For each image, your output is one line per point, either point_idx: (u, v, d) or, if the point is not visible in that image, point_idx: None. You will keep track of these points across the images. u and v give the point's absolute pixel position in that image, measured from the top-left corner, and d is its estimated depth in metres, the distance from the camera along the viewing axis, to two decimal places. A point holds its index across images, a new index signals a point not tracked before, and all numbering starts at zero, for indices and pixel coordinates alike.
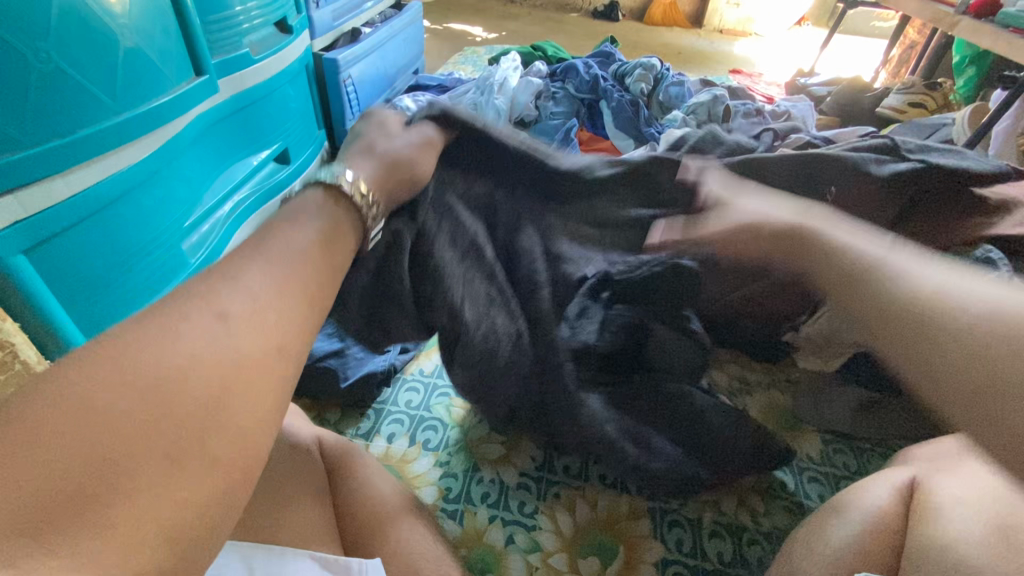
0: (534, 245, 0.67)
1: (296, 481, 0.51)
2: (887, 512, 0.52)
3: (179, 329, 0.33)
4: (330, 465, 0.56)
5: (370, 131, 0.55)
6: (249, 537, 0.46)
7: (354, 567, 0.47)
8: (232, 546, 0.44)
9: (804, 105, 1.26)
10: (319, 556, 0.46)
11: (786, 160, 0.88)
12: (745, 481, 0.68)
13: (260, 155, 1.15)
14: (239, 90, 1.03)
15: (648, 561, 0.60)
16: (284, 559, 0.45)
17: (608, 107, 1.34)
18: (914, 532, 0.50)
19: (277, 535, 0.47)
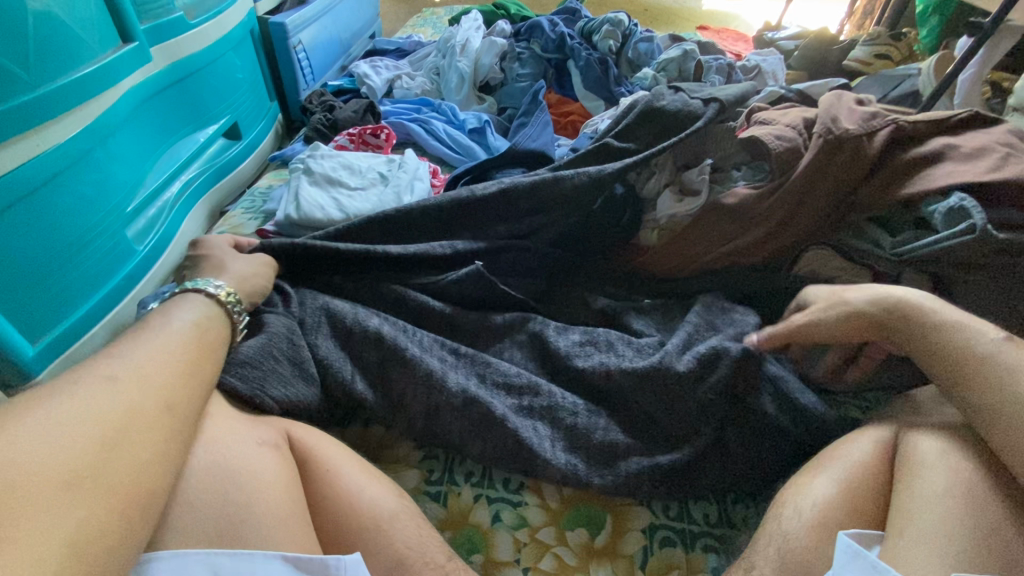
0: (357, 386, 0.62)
1: (265, 475, 0.48)
2: (869, 463, 0.52)
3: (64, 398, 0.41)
4: (300, 461, 0.52)
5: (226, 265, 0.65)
6: (213, 543, 0.44)
7: (329, 563, 0.45)
8: (186, 550, 0.43)
9: (773, 58, 1.23)
10: (291, 556, 0.44)
11: (759, 115, 0.86)
12: None
13: (207, 131, 1.07)
14: (176, 58, 0.95)
15: (635, 527, 0.60)
16: (251, 562, 0.43)
17: (576, 67, 1.28)
18: (893, 480, 0.51)
19: (245, 537, 0.45)
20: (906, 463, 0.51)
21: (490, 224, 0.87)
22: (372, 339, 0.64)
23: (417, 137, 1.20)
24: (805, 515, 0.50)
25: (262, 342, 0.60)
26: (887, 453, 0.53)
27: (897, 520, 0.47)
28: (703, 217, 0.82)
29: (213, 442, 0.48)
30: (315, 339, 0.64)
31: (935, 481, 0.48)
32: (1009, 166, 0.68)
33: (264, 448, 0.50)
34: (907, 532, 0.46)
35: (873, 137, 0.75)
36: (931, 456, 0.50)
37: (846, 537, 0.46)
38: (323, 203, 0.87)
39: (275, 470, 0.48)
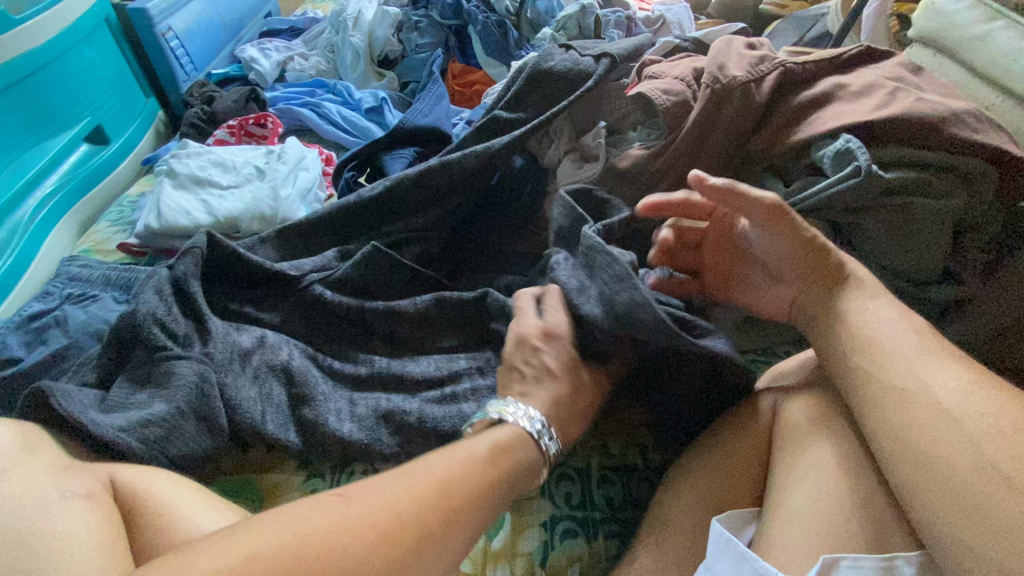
0: (252, 406, 0.57)
1: (76, 530, 0.42)
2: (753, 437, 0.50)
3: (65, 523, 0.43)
4: (128, 505, 0.46)
5: (146, 321, 0.58)
6: None
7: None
8: None
9: (678, 7, 1.18)
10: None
11: (650, 69, 0.81)
12: (633, 416, 0.66)
13: (60, 138, 0.96)
14: (3, 59, 0.85)
15: (534, 523, 0.57)
16: None
17: (475, 32, 1.20)
18: (776, 459, 0.48)
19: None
20: (784, 431, 0.50)
21: (372, 215, 0.79)
22: (280, 373, 0.60)
23: (309, 123, 1.11)
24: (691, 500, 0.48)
25: (147, 412, 0.52)
26: (767, 421, 0.52)
27: (772, 502, 0.45)
28: (601, 183, 0.78)
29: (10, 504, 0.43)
30: (225, 378, 0.57)
31: (808, 450, 0.47)
32: (896, 101, 0.66)
33: (75, 504, 0.44)
34: (787, 504, 0.44)
35: (761, 83, 0.72)
36: (811, 426, 0.48)
37: (719, 526, 0.43)
38: (189, 208, 0.79)
39: (87, 524, 0.43)
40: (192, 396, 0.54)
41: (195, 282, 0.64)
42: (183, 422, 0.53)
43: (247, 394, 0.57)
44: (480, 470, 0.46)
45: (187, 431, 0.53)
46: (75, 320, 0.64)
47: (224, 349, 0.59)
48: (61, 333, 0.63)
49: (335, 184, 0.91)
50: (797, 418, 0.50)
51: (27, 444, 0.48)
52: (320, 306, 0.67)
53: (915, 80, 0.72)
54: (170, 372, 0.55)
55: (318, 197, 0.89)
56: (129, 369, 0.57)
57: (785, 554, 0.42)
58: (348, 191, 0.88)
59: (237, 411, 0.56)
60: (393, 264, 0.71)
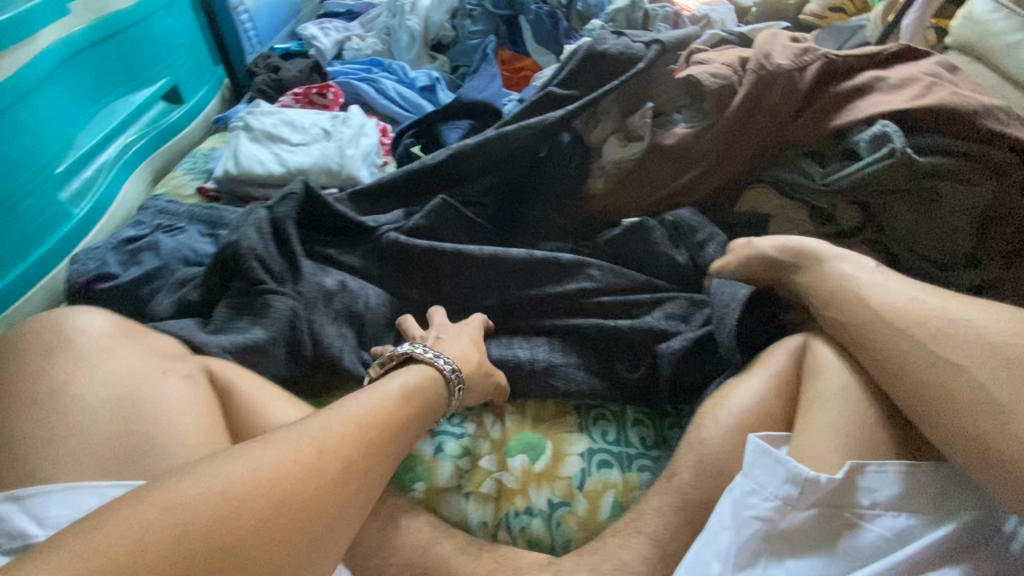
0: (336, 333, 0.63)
1: (184, 410, 0.48)
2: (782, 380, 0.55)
3: (168, 404, 0.48)
4: (221, 394, 0.53)
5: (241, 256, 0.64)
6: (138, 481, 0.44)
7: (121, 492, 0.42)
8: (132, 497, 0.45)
9: (722, 8, 1.23)
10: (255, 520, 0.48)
11: (697, 57, 0.87)
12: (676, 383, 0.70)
13: (143, 92, 1.03)
14: (102, 14, 0.93)
15: (574, 453, 0.62)
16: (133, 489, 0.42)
17: (526, 21, 1.27)
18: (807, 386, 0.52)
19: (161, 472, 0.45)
20: (811, 366, 0.53)
21: (432, 178, 0.85)
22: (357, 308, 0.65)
23: (366, 96, 1.18)
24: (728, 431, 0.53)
25: (248, 336, 0.59)
26: (794, 361, 0.56)
27: (802, 421, 0.50)
28: (646, 160, 0.83)
29: (113, 375, 0.49)
30: (313, 316, 0.63)
31: (838, 378, 0.51)
32: (931, 94, 0.71)
33: (178, 384, 0.50)
34: (819, 420, 0.49)
35: (804, 72, 0.77)
36: (836, 359, 0.52)
37: (755, 438, 0.47)
38: (264, 158, 0.86)
39: (184, 399, 0.49)
40: (285, 328, 0.61)
41: (291, 224, 0.69)
42: (274, 348, 0.60)
43: (329, 330, 0.63)
44: (393, 409, 0.50)
45: (280, 356, 0.60)
46: (166, 245, 0.71)
47: (311, 289, 0.65)
48: (153, 257, 0.70)
49: (394, 151, 0.98)
50: (823, 352, 0.54)
51: (127, 333, 0.53)
52: (395, 252, 0.72)
53: (951, 77, 0.76)
54: (266, 304, 0.62)
55: (376, 162, 0.96)
56: (228, 297, 0.63)
57: (814, 459, 0.47)
58: (406, 158, 0.95)
59: (320, 341, 0.62)
60: (457, 217, 0.78)
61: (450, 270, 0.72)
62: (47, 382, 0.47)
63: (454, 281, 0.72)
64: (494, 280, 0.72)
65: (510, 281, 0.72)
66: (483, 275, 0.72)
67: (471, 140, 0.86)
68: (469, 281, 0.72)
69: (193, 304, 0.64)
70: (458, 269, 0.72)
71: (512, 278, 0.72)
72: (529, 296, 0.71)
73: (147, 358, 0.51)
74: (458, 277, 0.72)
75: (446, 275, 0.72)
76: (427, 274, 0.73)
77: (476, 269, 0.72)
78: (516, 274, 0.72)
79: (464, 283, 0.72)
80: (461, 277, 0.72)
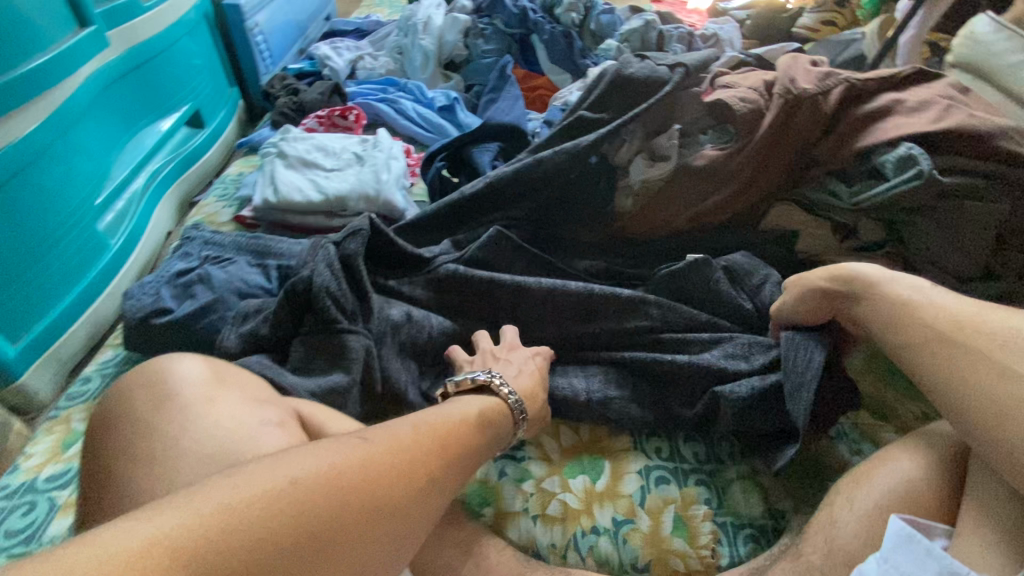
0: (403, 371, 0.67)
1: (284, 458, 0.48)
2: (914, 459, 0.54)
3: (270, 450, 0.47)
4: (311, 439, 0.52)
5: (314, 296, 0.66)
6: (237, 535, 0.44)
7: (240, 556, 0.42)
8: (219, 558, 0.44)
9: (730, 26, 1.27)
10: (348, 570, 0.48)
11: (721, 80, 0.90)
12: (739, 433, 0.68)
13: (169, 119, 1.03)
14: (132, 44, 0.93)
15: (632, 471, 0.64)
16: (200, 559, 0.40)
17: (541, 40, 1.29)
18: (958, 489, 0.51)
19: None
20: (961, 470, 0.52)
21: (477, 207, 0.89)
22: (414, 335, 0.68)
23: (386, 118, 1.20)
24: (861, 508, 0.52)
25: (330, 379, 0.62)
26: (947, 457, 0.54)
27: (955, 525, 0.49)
28: (677, 180, 0.86)
29: (223, 430, 0.47)
30: (383, 351, 0.67)
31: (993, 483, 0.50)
32: (949, 116, 0.75)
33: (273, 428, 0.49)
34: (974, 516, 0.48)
35: (828, 96, 0.80)
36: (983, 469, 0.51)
37: (902, 523, 0.47)
38: (301, 186, 0.87)
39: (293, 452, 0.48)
40: (359, 367, 0.64)
41: (360, 259, 0.71)
42: (351, 387, 0.63)
43: (395, 365, 0.67)
44: (466, 429, 0.51)
45: (354, 393, 0.63)
46: (218, 277, 0.71)
47: (380, 324, 0.69)
48: (206, 289, 0.70)
49: (423, 174, 0.99)
50: (972, 462, 0.52)
51: (215, 377, 0.53)
52: (455, 281, 0.75)
53: (964, 99, 0.80)
54: (343, 342, 0.65)
55: (407, 185, 0.98)
56: (303, 333, 0.66)
57: (972, 561, 0.46)
58: (437, 181, 0.96)
59: (390, 376, 0.66)
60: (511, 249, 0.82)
61: (509, 299, 0.74)
62: (160, 437, 0.46)
63: (515, 308, 0.74)
64: (558, 312, 0.73)
65: (570, 314, 0.73)
66: (543, 305, 0.74)
67: (511, 166, 0.89)
68: (531, 310, 0.74)
69: (265, 341, 0.66)
70: (518, 298, 0.74)
71: (573, 310, 0.73)
72: (588, 332, 0.73)
73: (242, 409, 0.50)
74: (518, 305, 0.74)
75: (506, 303, 0.74)
76: (488, 303, 0.75)
77: (537, 298, 0.74)
78: (578, 306, 0.73)
79: (527, 311, 0.74)
80: (523, 305, 0.74)
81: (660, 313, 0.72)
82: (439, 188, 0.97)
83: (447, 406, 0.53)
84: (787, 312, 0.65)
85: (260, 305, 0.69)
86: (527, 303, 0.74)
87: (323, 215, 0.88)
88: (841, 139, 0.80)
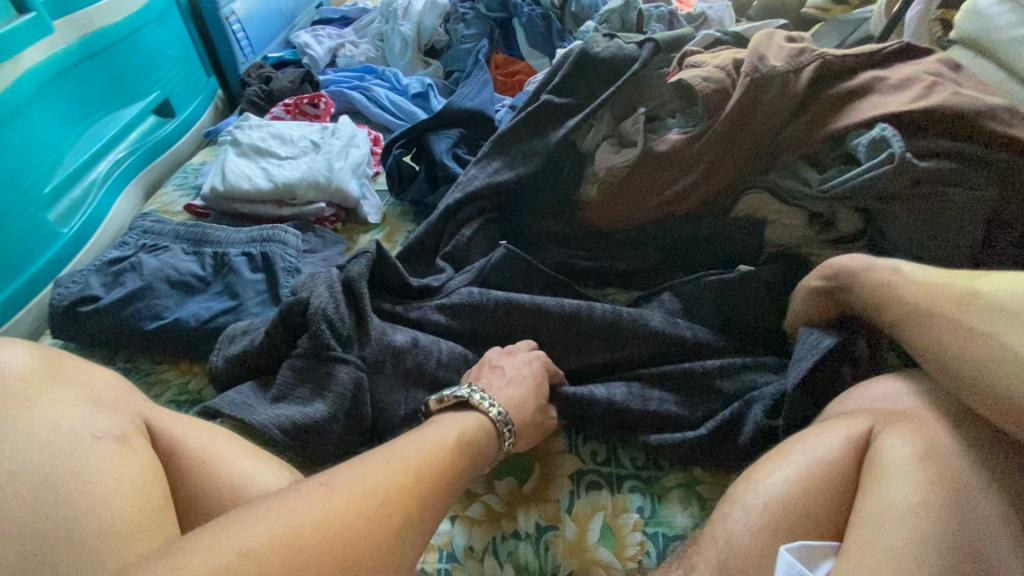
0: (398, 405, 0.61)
1: (128, 467, 0.46)
2: (832, 462, 0.49)
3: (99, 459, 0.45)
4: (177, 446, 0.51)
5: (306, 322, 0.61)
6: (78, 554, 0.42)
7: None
8: None
9: (720, 4, 1.20)
10: None
11: (691, 59, 0.85)
12: None
13: (133, 107, 1.03)
14: (87, 30, 0.92)
15: (563, 475, 0.60)
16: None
17: (520, 24, 1.25)
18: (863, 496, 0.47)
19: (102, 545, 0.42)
20: (873, 469, 0.47)
21: (455, 212, 0.83)
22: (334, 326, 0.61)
23: (358, 105, 1.17)
24: (752, 517, 0.48)
25: (309, 412, 0.57)
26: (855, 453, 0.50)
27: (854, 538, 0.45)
28: (639, 166, 0.81)
29: (46, 438, 0.45)
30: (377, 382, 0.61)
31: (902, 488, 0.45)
32: (933, 94, 0.68)
33: (114, 441, 0.47)
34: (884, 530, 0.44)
35: (801, 74, 0.74)
36: (908, 467, 0.46)
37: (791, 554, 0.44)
38: (251, 174, 0.85)
39: (115, 468, 0.45)
40: (345, 402, 0.58)
41: (363, 283, 0.65)
42: (332, 425, 0.57)
43: (393, 399, 0.61)
44: (447, 456, 0.49)
45: (336, 431, 0.58)
46: (148, 266, 0.70)
47: (377, 351, 0.62)
48: (136, 277, 0.69)
49: (384, 161, 0.96)
50: (893, 453, 0.48)
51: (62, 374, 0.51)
52: (470, 305, 0.70)
53: (954, 76, 0.73)
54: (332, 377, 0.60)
55: (366, 173, 0.95)
56: (291, 358, 0.62)
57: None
58: (395, 169, 0.93)
59: (382, 409, 0.61)
60: (524, 267, 0.76)
61: (514, 319, 0.69)
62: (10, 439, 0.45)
63: (521, 327, 0.69)
64: (577, 330, 0.68)
65: (593, 336, 0.68)
66: (557, 324, 0.69)
67: (482, 177, 0.84)
68: (543, 329, 0.69)
69: (244, 365, 0.63)
70: (526, 318, 0.69)
71: (586, 326, 0.68)
72: (606, 352, 0.68)
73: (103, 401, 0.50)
74: (523, 327, 0.69)
75: (509, 320, 0.69)
76: (486, 323, 0.70)
77: (551, 315, 0.68)
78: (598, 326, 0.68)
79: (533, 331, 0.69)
80: (535, 326, 0.69)
81: (703, 334, 0.68)
82: (398, 176, 0.93)
83: (426, 430, 0.51)
84: (806, 318, 0.63)
85: (248, 327, 0.65)
86: (533, 322, 0.69)
87: (273, 204, 0.86)
88: (817, 120, 0.74)
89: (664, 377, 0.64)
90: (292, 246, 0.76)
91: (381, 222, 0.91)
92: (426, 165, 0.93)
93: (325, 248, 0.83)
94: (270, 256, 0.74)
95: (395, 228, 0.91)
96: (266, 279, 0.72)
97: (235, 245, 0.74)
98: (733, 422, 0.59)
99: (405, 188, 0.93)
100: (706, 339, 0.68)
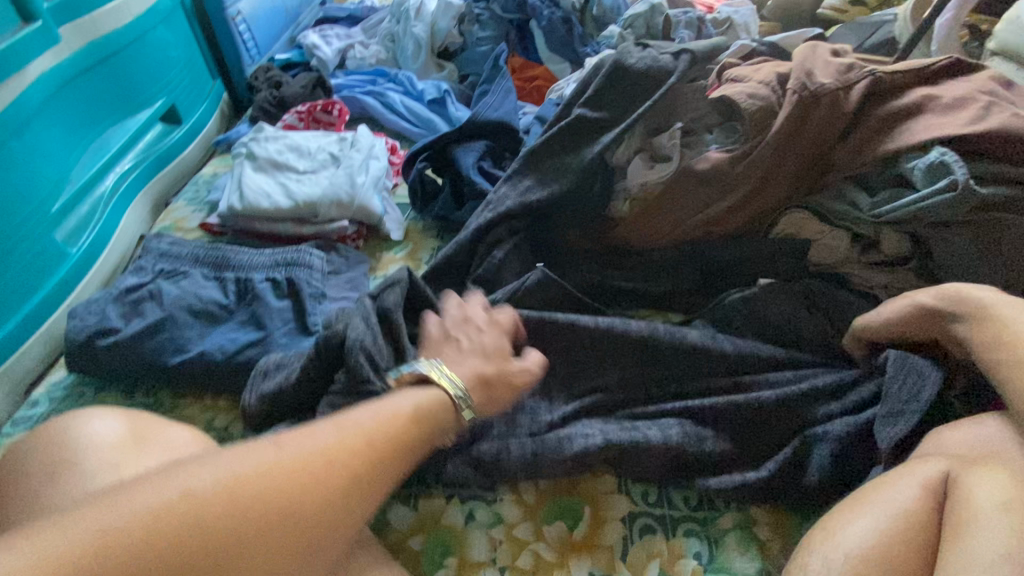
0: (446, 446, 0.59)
1: None
2: (914, 514, 0.47)
3: None
4: None
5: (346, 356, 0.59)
6: None
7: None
8: None
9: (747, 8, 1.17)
10: None
11: (731, 72, 0.81)
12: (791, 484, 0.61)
13: (139, 116, 0.98)
14: (92, 37, 0.87)
15: (614, 517, 0.58)
16: None
17: (539, 27, 1.20)
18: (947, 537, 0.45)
19: None
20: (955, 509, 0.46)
21: (484, 233, 0.80)
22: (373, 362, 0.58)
23: (373, 111, 1.13)
24: (834, 569, 0.45)
25: None
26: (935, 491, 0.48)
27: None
28: (677, 184, 0.78)
29: None
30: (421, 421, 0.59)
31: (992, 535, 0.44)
32: (991, 116, 0.65)
33: None
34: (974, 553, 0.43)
35: (850, 92, 0.72)
36: (995, 509, 0.45)
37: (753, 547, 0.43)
38: (270, 190, 0.81)
39: None
40: None
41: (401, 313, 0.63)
42: None
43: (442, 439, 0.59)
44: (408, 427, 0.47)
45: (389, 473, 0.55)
46: (169, 294, 0.67)
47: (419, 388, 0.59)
48: (156, 306, 0.66)
49: (405, 175, 0.92)
50: (977, 493, 0.46)
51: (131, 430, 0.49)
52: None
53: (1008, 95, 0.70)
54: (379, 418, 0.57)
55: (387, 187, 0.91)
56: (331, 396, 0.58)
57: None
58: (419, 183, 0.90)
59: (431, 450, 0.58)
60: (557, 293, 0.73)
61: (555, 347, 0.66)
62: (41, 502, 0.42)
63: (561, 357, 0.66)
64: (622, 359, 0.65)
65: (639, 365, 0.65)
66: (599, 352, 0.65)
67: (512, 194, 0.81)
68: (586, 357, 0.66)
69: (276, 405, 0.60)
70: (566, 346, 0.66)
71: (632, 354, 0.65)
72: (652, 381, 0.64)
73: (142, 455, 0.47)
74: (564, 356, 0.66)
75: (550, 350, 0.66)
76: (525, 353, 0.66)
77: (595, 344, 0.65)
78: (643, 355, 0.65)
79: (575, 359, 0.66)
80: (578, 354, 0.66)
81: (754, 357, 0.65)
82: (421, 191, 0.90)
83: (392, 396, 0.50)
84: (877, 329, 0.60)
85: (281, 361, 0.62)
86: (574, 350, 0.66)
87: (294, 221, 0.82)
88: (865, 140, 0.71)
89: (719, 410, 0.60)
90: (319, 270, 0.72)
91: (404, 240, 0.88)
92: (451, 179, 0.89)
93: (350, 270, 0.79)
94: (296, 282, 0.70)
95: (419, 246, 0.87)
96: (293, 307, 0.69)
97: (259, 270, 0.71)
98: (794, 461, 0.57)
99: (429, 204, 0.90)
100: (755, 362, 0.65)
